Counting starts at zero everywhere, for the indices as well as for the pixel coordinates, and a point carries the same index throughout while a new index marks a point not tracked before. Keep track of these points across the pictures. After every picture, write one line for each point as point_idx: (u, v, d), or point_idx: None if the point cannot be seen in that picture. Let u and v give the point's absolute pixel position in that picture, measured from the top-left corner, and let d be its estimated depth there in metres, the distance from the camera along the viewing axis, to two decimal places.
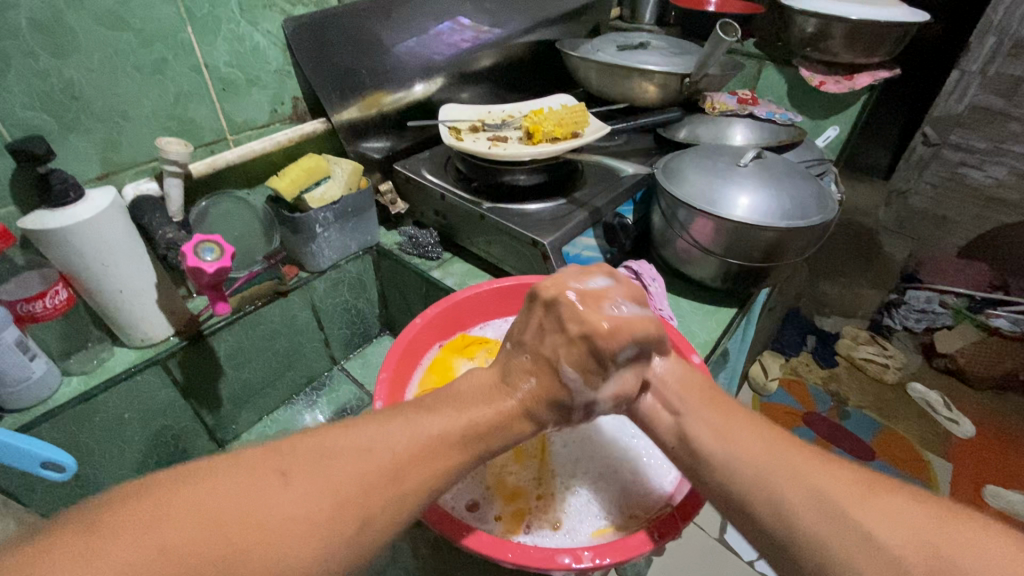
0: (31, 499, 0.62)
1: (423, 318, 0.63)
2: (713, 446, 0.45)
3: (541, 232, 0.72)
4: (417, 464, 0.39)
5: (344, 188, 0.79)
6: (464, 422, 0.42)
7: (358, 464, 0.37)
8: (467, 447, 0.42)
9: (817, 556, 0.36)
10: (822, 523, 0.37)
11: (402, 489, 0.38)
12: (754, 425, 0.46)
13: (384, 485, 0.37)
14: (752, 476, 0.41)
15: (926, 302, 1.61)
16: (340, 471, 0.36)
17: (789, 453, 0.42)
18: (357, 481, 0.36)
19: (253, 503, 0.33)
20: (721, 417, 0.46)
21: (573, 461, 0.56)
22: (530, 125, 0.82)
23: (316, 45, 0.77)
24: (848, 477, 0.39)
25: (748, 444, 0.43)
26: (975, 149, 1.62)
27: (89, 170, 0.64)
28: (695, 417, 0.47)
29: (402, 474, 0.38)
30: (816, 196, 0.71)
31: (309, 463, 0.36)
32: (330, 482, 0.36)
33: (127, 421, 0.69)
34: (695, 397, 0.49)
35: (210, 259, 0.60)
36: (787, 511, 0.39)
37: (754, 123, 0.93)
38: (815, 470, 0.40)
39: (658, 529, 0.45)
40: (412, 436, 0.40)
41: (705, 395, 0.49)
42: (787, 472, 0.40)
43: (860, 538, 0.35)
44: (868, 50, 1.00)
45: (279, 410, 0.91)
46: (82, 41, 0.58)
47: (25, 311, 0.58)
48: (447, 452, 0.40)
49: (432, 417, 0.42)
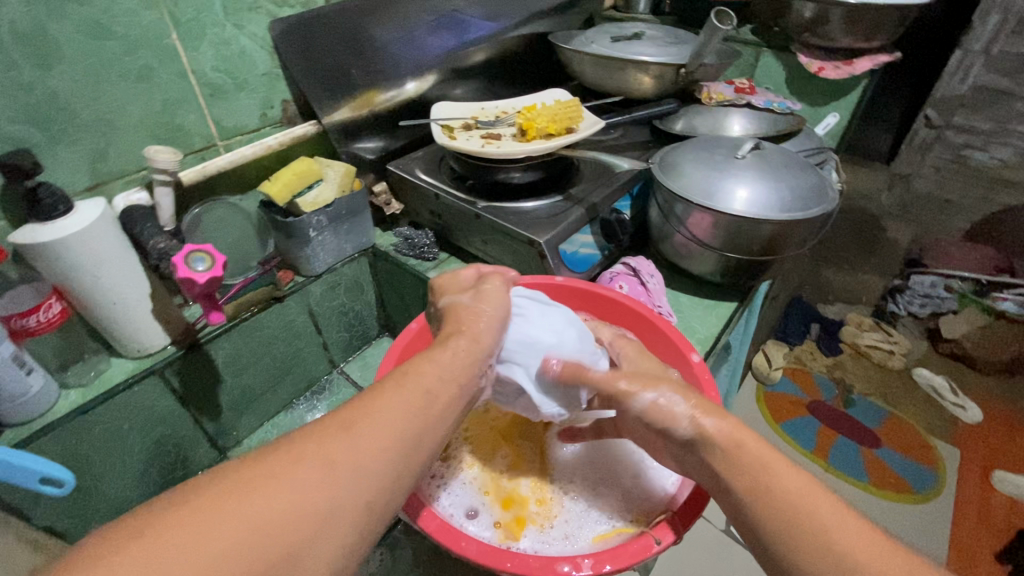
0: (34, 512, 0.62)
1: (417, 322, 0.63)
2: (764, 531, 0.38)
3: (538, 231, 0.71)
4: (376, 420, 0.37)
5: (337, 190, 0.79)
6: (420, 379, 0.41)
7: (319, 435, 0.36)
8: (430, 405, 0.40)
9: None
10: None
11: (371, 449, 0.36)
12: (827, 522, 0.36)
13: (342, 432, 0.36)
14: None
15: (930, 287, 1.57)
16: (303, 443, 0.35)
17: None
18: (315, 437, 0.36)
19: (211, 480, 0.32)
20: (770, 493, 0.38)
21: (572, 468, 0.56)
22: (524, 122, 0.81)
23: (305, 47, 0.76)
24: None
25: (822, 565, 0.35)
26: (977, 130, 1.63)
27: (78, 181, 0.63)
28: (754, 515, 0.38)
29: (358, 427, 0.37)
30: (815, 187, 0.70)
31: (276, 445, 0.35)
32: (295, 453, 0.34)
33: (127, 432, 0.69)
34: (750, 482, 0.39)
35: (202, 270, 0.59)
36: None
37: (751, 112, 0.91)
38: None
39: (659, 535, 0.44)
40: (372, 399, 0.39)
41: (762, 479, 0.39)
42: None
43: None
44: (868, 34, 0.98)
45: (281, 414, 0.91)
46: (65, 52, 0.57)
47: (20, 325, 0.58)
48: (411, 407, 0.39)
49: (386, 385, 0.40)
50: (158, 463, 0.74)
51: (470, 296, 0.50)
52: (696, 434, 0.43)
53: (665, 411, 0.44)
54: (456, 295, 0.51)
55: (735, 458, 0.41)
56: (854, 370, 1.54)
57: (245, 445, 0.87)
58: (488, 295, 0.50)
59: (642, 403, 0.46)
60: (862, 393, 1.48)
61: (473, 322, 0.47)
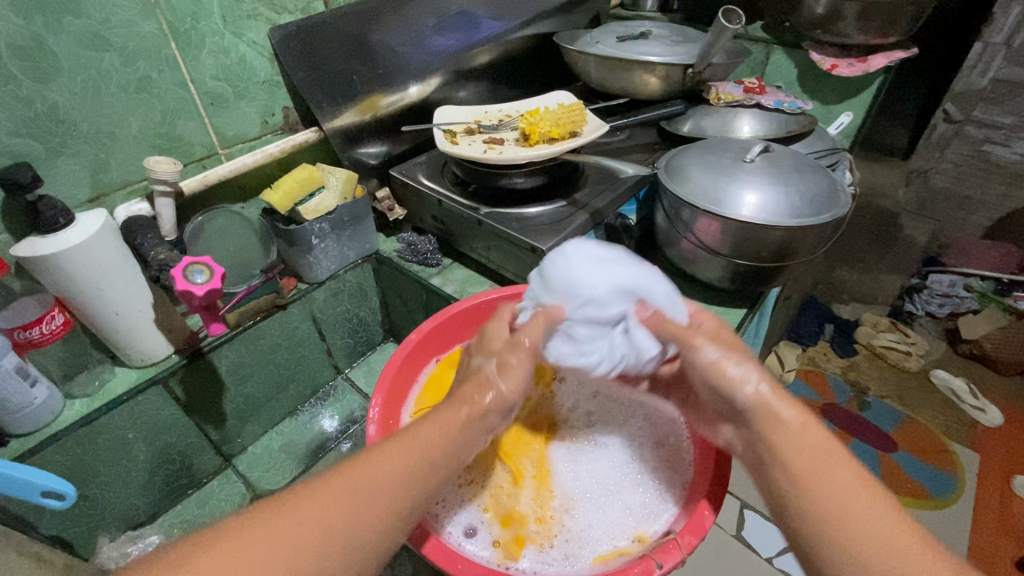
0: (40, 521, 0.62)
1: (417, 333, 0.61)
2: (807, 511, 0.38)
3: (541, 237, 0.70)
4: (379, 484, 0.37)
5: (339, 197, 0.78)
6: (425, 444, 0.40)
7: (323, 493, 0.35)
8: (431, 472, 0.39)
9: None
10: None
11: (370, 515, 0.36)
12: (881, 520, 0.36)
13: (346, 499, 0.35)
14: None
15: (950, 286, 1.52)
16: (308, 504, 0.34)
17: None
18: (318, 502, 0.34)
19: (211, 544, 0.31)
20: (826, 480, 0.38)
21: (573, 481, 0.55)
22: (526, 126, 0.80)
23: (305, 53, 0.75)
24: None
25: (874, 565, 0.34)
26: (1001, 124, 1.38)
27: (79, 193, 0.63)
28: (804, 504, 0.38)
29: (359, 491, 0.36)
30: (827, 191, 0.68)
31: (274, 502, 0.34)
32: (295, 514, 0.34)
33: (132, 441, 0.69)
34: (811, 465, 0.39)
35: (200, 282, 0.59)
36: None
37: (761, 113, 0.89)
38: None
39: (661, 559, 0.43)
40: (373, 458, 0.38)
41: (823, 468, 0.38)
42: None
43: None
44: (883, 30, 0.94)
45: (286, 421, 0.92)
46: (63, 64, 0.57)
47: (24, 337, 0.59)
48: (411, 473, 0.38)
49: (386, 444, 0.39)
50: (162, 470, 0.75)
51: (495, 364, 0.46)
52: (762, 395, 0.42)
53: (728, 363, 0.43)
54: (488, 354, 0.47)
55: (796, 443, 0.40)
56: (869, 372, 1.50)
57: (250, 451, 0.87)
58: (515, 376, 0.45)
59: (704, 359, 0.44)
60: (879, 395, 1.45)
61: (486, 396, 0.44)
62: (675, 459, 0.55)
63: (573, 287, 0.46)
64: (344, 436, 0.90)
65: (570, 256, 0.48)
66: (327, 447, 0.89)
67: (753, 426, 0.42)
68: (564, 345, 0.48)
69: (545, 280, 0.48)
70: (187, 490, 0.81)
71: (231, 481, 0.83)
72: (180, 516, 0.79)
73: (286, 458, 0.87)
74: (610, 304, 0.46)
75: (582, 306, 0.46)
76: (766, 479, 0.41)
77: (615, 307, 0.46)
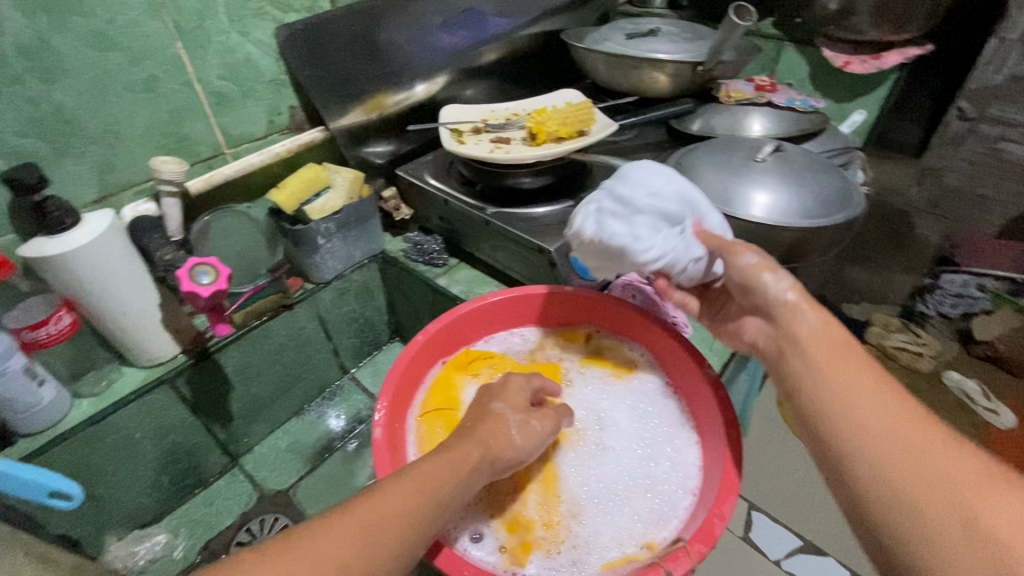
0: (49, 520, 0.63)
1: (423, 334, 0.60)
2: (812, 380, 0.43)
3: (548, 238, 0.69)
4: (393, 520, 0.36)
5: (346, 197, 0.78)
6: (434, 481, 0.39)
7: (338, 528, 0.35)
8: (442, 506, 0.39)
9: (884, 504, 0.35)
10: (908, 480, 0.35)
11: (384, 552, 0.35)
12: (888, 400, 0.39)
13: (360, 536, 0.35)
14: (873, 471, 0.36)
15: (963, 285, 1.25)
16: (324, 541, 0.34)
17: (922, 454, 0.35)
18: (334, 539, 0.34)
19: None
20: (836, 359, 0.43)
21: (583, 478, 0.55)
22: (533, 126, 0.79)
23: (311, 53, 0.75)
24: (992, 501, 0.32)
25: (874, 430, 0.38)
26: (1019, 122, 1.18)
27: (86, 194, 0.63)
28: (812, 373, 0.43)
29: (374, 527, 0.35)
30: (840, 191, 0.67)
31: (290, 539, 0.34)
32: (311, 549, 0.33)
33: (139, 441, 0.69)
34: (827, 358, 0.43)
35: (206, 283, 0.59)
36: (902, 515, 0.34)
37: (772, 111, 0.87)
38: (928, 442, 0.36)
39: (672, 565, 0.42)
40: (384, 493, 0.37)
41: (839, 361, 0.42)
42: (914, 476, 0.35)
43: (943, 512, 0.33)
44: (897, 26, 0.92)
45: (292, 421, 0.92)
46: (69, 64, 0.57)
47: (30, 338, 0.59)
48: (422, 508, 0.38)
49: (397, 479, 0.39)
50: (169, 470, 0.75)
51: (516, 418, 0.48)
52: (792, 300, 0.47)
53: (764, 269, 0.48)
54: (511, 406, 0.49)
55: (815, 332, 0.45)
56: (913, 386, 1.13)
57: (256, 451, 0.88)
58: (532, 435, 0.48)
59: (743, 264, 0.49)
60: None
61: (501, 444, 0.45)
62: (680, 462, 0.55)
63: (642, 181, 0.51)
64: (350, 435, 0.90)
65: (645, 161, 0.54)
66: (333, 446, 0.89)
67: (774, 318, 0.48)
68: (619, 223, 0.50)
69: (614, 178, 0.53)
70: (193, 490, 0.81)
71: (238, 480, 0.84)
72: (187, 515, 0.79)
73: (292, 457, 0.87)
74: (673, 201, 0.50)
75: (648, 194, 0.50)
76: (783, 366, 0.47)
77: (674, 205, 0.51)
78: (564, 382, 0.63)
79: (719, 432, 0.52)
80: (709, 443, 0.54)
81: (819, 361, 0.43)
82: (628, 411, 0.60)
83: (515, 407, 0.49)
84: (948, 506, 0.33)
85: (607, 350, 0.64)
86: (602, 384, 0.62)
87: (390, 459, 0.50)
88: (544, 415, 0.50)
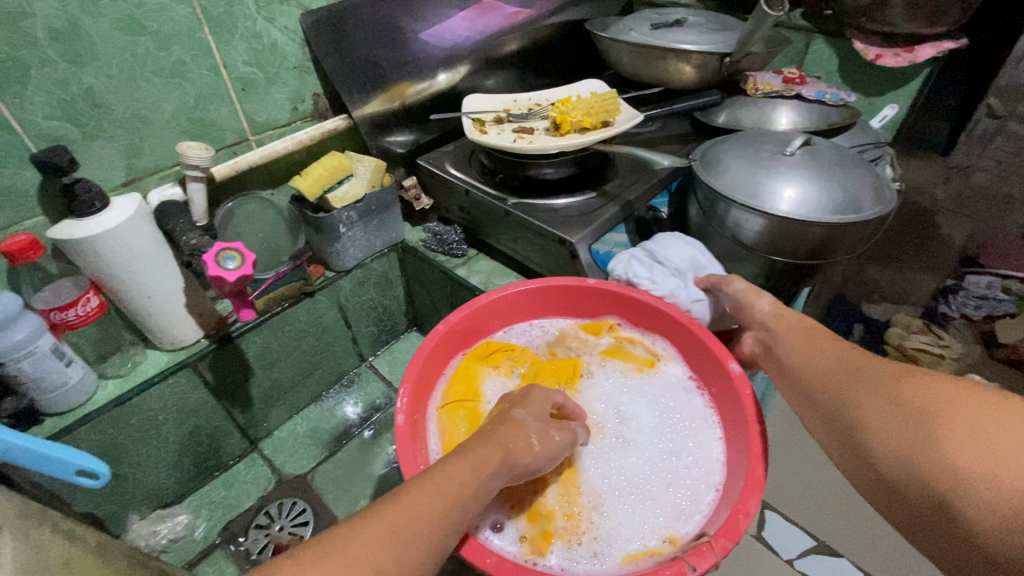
0: (73, 497, 0.64)
1: (444, 324, 0.60)
2: (785, 350, 0.50)
3: (570, 229, 0.69)
4: (420, 522, 0.36)
5: (368, 185, 0.77)
6: (457, 482, 0.39)
7: (368, 533, 0.34)
8: (466, 505, 0.39)
9: (846, 417, 0.42)
10: (858, 392, 0.42)
11: (413, 555, 0.35)
12: (840, 347, 0.47)
13: (389, 540, 0.34)
14: (831, 393, 0.44)
15: (987, 288, 1.20)
16: (356, 545, 0.33)
17: (866, 371, 0.43)
18: (366, 544, 0.34)
19: None
20: (799, 329, 0.51)
21: (606, 471, 0.54)
22: (557, 116, 0.78)
23: (335, 38, 0.75)
24: (916, 386, 0.39)
25: (828, 366, 0.46)
26: None
27: (114, 177, 0.64)
28: (782, 341, 0.51)
29: (402, 531, 0.35)
30: (871, 186, 0.65)
31: (325, 543, 0.33)
32: (344, 556, 0.33)
33: (162, 422, 0.70)
34: (791, 331, 0.51)
35: (232, 268, 0.60)
36: (854, 416, 0.41)
37: (801, 104, 0.86)
38: (867, 363, 0.44)
39: (695, 560, 0.42)
40: (408, 495, 0.37)
41: (806, 329, 0.51)
42: (860, 386, 0.42)
43: (885, 406, 0.40)
44: (931, 19, 0.89)
45: (311, 406, 0.93)
46: (99, 48, 0.57)
47: (59, 319, 0.59)
48: (447, 510, 0.37)
49: (419, 482, 0.38)
50: (191, 452, 0.76)
51: (536, 426, 0.47)
52: (769, 311, 0.54)
53: (752, 295, 0.57)
54: (531, 414, 0.48)
55: (778, 315, 0.54)
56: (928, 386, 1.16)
57: (276, 435, 0.89)
58: (550, 446, 0.47)
59: (735, 291, 0.59)
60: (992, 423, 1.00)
61: (520, 448, 0.44)
62: (703, 457, 0.54)
63: (663, 240, 0.67)
64: (366, 423, 0.91)
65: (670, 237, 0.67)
66: (350, 433, 0.90)
67: (756, 318, 0.55)
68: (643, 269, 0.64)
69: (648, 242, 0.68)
70: (214, 473, 0.82)
71: (256, 464, 0.85)
72: (206, 497, 0.80)
73: (310, 443, 0.88)
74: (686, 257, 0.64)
75: (670, 254, 0.65)
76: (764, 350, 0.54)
77: (687, 262, 0.65)
78: (584, 375, 0.63)
79: (745, 430, 0.52)
80: (735, 441, 0.53)
81: (785, 335, 0.51)
82: (649, 404, 0.59)
83: (535, 415, 0.48)
84: (887, 399, 0.40)
85: (629, 343, 0.64)
86: (623, 378, 0.62)
87: (413, 448, 0.50)
88: (562, 426, 0.50)
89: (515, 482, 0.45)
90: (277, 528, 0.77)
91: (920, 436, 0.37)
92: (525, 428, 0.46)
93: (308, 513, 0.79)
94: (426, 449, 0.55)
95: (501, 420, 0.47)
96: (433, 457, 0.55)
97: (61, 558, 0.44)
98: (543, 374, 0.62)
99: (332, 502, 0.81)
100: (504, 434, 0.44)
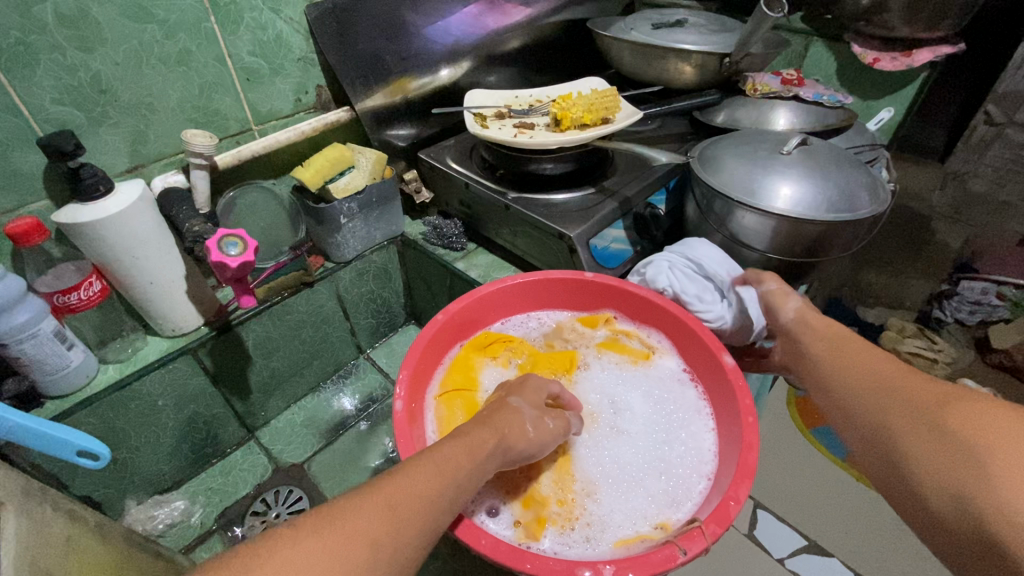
0: (72, 480, 0.64)
1: (444, 313, 0.60)
2: (824, 370, 0.51)
3: (568, 224, 0.70)
4: (416, 496, 0.37)
5: (368, 177, 0.78)
6: (456, 465, 0.40)
7: (366, 505, 0.35)
8: (461, 486, 0.39)
9: (887, 439, 0.42)
10: (900, 415, 0.42)
11: (408, 528, 0.35)
12: (882, 366, 0.47)
13: (386, 513, 0.35)
14: (871, 414, 0.44)
15: (982, 295, 1.19)
16: (354, 515, 0.34)
17: (909, 394, 0.42)
18: (365, 516, 0.34)
19: (261, 555, 0.31)
20: (839, 347, 0.51)
21: (613, 464, 0.55)
22: (558, 112, 0.79)
23: (339, 31, 0.75)
24: (962, 412, 0.38)
25: (870, 386, 0.45)
26: None
27: (118, 163, 0.65)
28: (819, 358, 0.52)
29: (399, 506, 0.36)
30: (866, 186, 0.66)
31: (325, 512, 0.34)
32: (343, 526, 0.33)
33: (161, 408, 0.71)
34: (831, 350, 0.51)
35: (234, 254, 0.60)
36: (896, 439, 0.41)
37: (800, 105, 0.87)
38: (909, 384, 0.43)
39: (685, 545, 0.43)
40: (407, 474, 0.38)
41: (846, 346, 0.51)
42: (900, 408, 0.42)
43: (927, 430, 0.39)
44: (929, 23, 0.90)
45: (308, 397, 0.93)
46: (106, 34, 0.58)
47: (62, 302, 0.60)
48: (443, 489, 0.38)
49: (418, 462, 0.39)
50: (188, 438, 0.77)
51: (531, 413, 0.48)
52: (798, 315, 0.56)
53: (780, 297, 0.58)
54: (526, 402, 0.49)
55: (814, 330, 0.55)
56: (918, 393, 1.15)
57: (273, 424, 0.89)
58: (545, 433, 0.48)
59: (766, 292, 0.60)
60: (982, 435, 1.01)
61: (516, 434, 0.45)
62: (695, 446, 0.55)
63: (690, 250, 0.64)
64: (364, 414, 0.92)
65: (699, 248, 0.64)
66: (347, 424, 0.91)
67: (792, 333, 0.56)
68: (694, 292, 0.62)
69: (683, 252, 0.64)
70: (211, 460, 0.83)
71: (254, 453, 0.85)
72: (203, 483, 0.81)
73: (307, 432, 0.89)
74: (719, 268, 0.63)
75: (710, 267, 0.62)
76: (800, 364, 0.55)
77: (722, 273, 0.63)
78: (580, 366, 0.64)
79: (737, 420, 0.53)
80: (726, 431, 0.54)
81: (825, 355, 0.51)
82: (643, 396, 0.60)
83: (530, 403, 0.49)
84: (927, 422, 0.40)
85: (624, 336, 0.65)
86: (618, 369, 0.63)
87: (410, 433, 0.51)
88: (556, 414, 0.51)
89: (511, 466, 0.46)
90: (273, 515, 0.78)
91: (958, 459, 0.36)
92: (519, 415, 0.47)
93: (304, 501, 0.80)
94: (423, 436, 0.56)
95: (500, 406, 0.48)
96: (430, 443, 0.56)
97: (63, 535, 0.45)
98: (541, 364, 0.63)
99: (328, 490, 0.81)
100: (500, 419, 0.45)
